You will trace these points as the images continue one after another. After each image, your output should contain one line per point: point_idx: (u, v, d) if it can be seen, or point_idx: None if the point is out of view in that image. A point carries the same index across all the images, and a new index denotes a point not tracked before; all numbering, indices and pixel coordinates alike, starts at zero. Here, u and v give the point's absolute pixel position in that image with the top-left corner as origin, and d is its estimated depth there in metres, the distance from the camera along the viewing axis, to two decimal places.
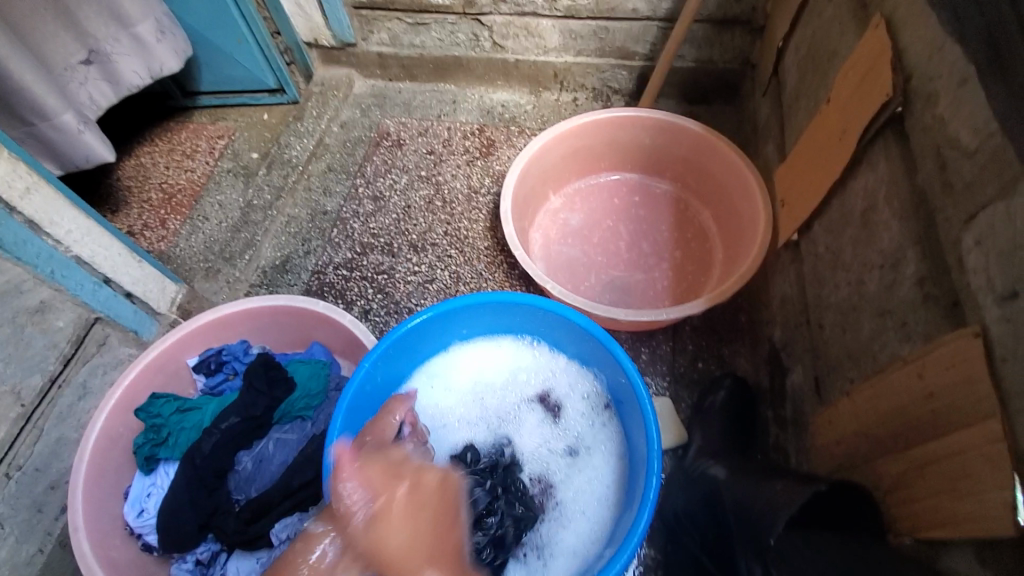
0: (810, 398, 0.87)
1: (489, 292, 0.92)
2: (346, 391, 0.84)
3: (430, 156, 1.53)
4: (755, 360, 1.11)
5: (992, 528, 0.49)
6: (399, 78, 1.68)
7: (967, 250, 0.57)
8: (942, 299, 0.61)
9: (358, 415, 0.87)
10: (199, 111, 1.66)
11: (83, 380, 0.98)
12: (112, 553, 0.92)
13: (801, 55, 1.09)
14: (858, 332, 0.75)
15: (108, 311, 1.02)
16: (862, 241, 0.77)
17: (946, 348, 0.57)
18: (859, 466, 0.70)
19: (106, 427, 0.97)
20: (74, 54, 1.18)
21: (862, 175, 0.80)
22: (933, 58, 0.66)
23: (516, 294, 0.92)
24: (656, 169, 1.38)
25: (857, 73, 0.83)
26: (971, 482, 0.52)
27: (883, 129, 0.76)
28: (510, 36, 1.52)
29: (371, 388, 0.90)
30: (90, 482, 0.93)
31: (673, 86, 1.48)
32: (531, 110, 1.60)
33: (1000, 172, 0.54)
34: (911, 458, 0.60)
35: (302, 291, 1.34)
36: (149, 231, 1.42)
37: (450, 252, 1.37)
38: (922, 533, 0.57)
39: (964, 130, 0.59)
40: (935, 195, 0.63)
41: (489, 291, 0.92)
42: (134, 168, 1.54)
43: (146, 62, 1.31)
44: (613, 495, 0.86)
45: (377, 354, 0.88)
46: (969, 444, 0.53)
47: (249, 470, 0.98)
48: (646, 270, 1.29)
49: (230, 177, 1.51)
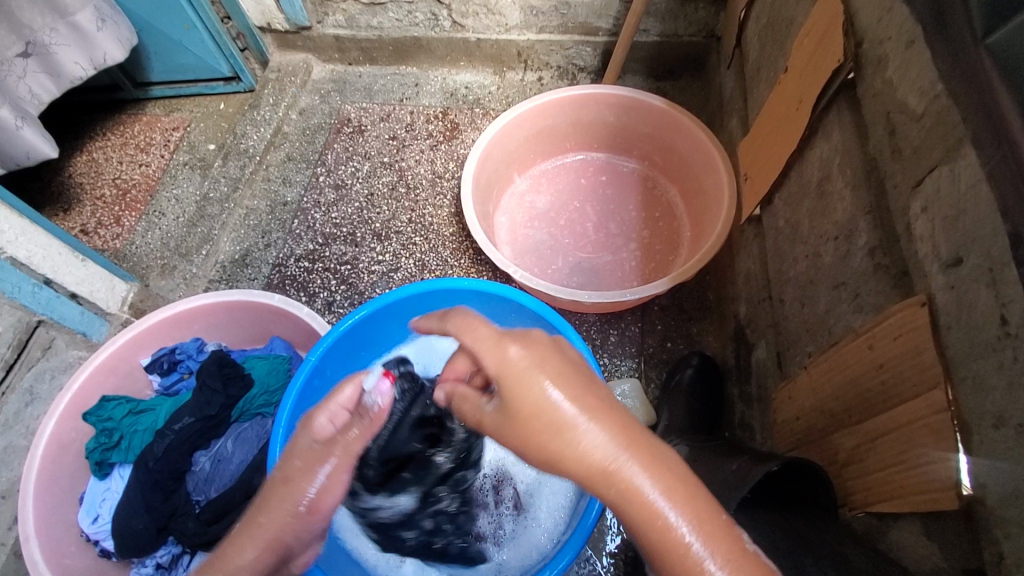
0: (773, 373, 0.86)
1: (437, 280, 0.90)
2: (294, 384, 0.82)
3: (392, 142, 1.49)
4: (722, 338, 1.09)
5: (935, 500, 0.48)
6: (359, 61, 1.63)
7: (915, 217, 0.56)
8: (892, 269, 0.59)
9: (305, 406, 0.85)
10: (152, 102, 1.60)
11: (29, 386, 0.95)
12: (66, 561, 0.90)
13: (761, 24, 1.06)
14: (814, 306, 0.74)
15: (51, 314, 0.98)
16: (819, 212, 0.75)
17: (894, 319, 0.56)
18: (816, 441, 0.69)
19: (56, 432, 0.94)
20: (11, 46, 1.12)
21: (818, 145, 0.78)
22: (883, 20, 0.64)
23: (463, 280, 0.91)
24: (621, 147, 1.35)
25: (811, 40, 0.80)
26: (915, 454, 0.51)
27: (837, 95, 0.73)
28: (470, 15, 1.47)
29: (320, 380, 0.89)
30: (41, 490, 0.91)
31: (639, 61, 1.45)
32: (495, 92, 1.57)
33: (945, 135, 0.52)
34: (864, 431, 0.59)
35: (263, 285, 1.31)
36: (103, 230, 1.37)
37: (415, 239, 1.34)
38: (872, 507, 0.57)
39: (912, 94, 0.57)
40: (886, 162, 0.62)
41: (435, 279, 0.90)
42: (86, 164, 1.48)
43: (87, 52, 1.25)
44: None
45: (326, 347, 0.86)
46: (915, 415, 0.52)
47: (207, 471, 0.94)
48: (614, 251, 1.26)
49: (187, 170, 1.46)
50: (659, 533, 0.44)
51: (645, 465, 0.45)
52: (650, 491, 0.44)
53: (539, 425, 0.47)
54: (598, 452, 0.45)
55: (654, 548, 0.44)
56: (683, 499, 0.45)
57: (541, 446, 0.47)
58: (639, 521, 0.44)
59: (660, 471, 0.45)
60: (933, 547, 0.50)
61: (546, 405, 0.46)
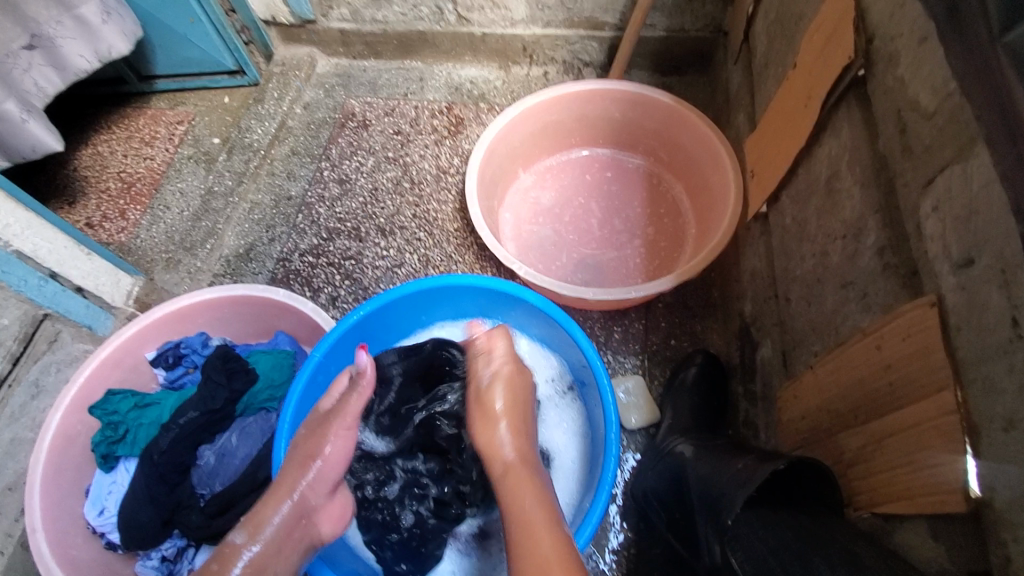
0: (778, 372, 0.86)
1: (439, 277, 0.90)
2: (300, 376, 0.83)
3: (397, 137, 1.49)
4: (727, 336, 1.09)
5: (944, 501, 0.48)
6: (364, 55, 1.62)
7: (925, 216, 0.55)
8: (901, 269, 0.59)
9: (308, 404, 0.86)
10: (157, 95, 1.60)
11: (35, 379, 0.96)
12: (72, 552, 0.90)
13: (770, 19, 1.04)
14: (822, 305, 0.73)
15: (57, 307, 0.99)
16: (827, 210, 0.75)
17: (903, 319, 0.55)
18: (822, 440, 0.69)
19: (62, 425, 0.94)
20: (15, 40, 1.12)
21: (827, 143, 0.77)
22: (895, 16, 0.63)
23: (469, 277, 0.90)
24: (627, 143, 1.34)
25: (821, 35, 0.79)
26: (924, 455, 0.50)
27: (848, 91, 0.72)
28: (475, 9, 1.46)
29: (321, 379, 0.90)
30: (48, 484, 0.91)
31: (645, 56, 1.44)
32: (499, 86, 1.56)
33: (957, 134, 0.52)
34: (870, 432, 0.59)
35: (267, 280, 1.31)
36: (107, 223, 1.38)
37: (419, 235, 1.34)
38: (878, 508, 0.57)
39: (924, 92, 0.57)
40: (896, 160, 0.61)
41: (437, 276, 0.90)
42: (91, 157, 1.49)
43: (92, 45, 1.24)
44: (581, 462, 0.86)
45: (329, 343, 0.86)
46: (924, 417, 0.51)
47: (212, 465, 0.94)
48: (618, 247, 1.26)
49: (191, 164, 1.46)
50: (523, 525, 0.62)
51: (544, 498, 0.66)
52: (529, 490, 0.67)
53: (489, 419, 0.76)
54: (512, 459, 0.72)
55: (517, 527, 0.62)
56: (553, 530, 0.61)
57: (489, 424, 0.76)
58: (509, 511, 0.65)
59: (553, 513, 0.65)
60: (939, 548, 0.50)
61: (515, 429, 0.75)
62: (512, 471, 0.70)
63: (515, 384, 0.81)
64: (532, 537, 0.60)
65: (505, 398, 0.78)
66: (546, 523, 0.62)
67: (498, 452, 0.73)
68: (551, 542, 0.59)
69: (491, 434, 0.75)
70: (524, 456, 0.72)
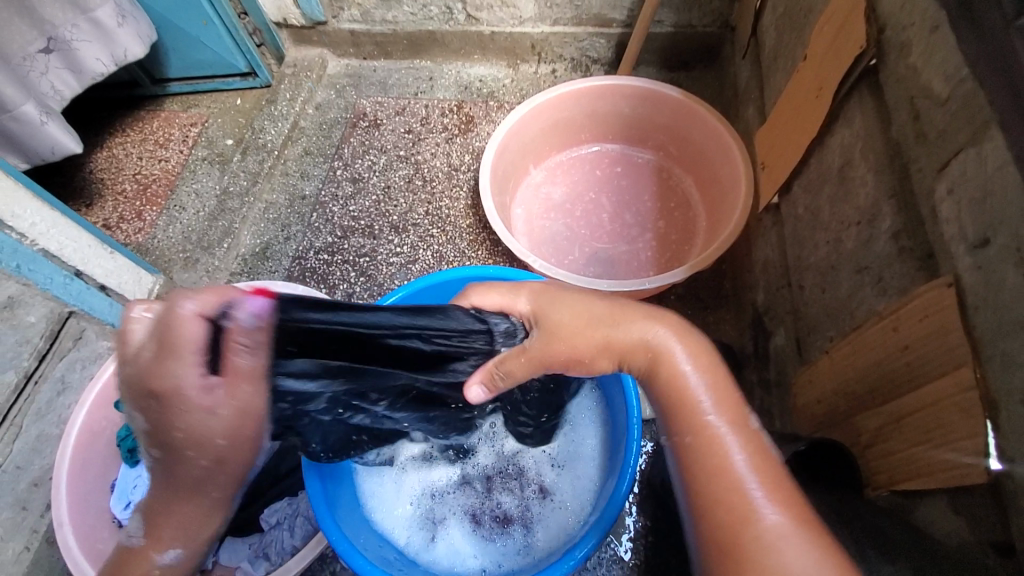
0: (793, 360, 0.87)
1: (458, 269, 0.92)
2: None
3: (408, 136, 1.50)
4: (740, 326, 1.10)
5: (964, 476, 0.49)
6: (373, 56, 1.64)
7: (940, 200, 0.56)
8: (916, 253, 0.60)
9: None
10: (170, 98, 1.62)
11: (61, 375, 0.98)
12: (98, 546, 0.92)
13: (778, 13, 1.06)
14: (836, 291, 0.75)
15: (81, 304, 1.00)
16: (840, 197, 0.76)
17: (920, 301, 0.56)
18: (839, 423, 0.70)
19: (87, 421, 0.96)
20: (33, 42, 1.14)
21: (839, 132, 0.78)
22: (906, 5, 0.64)
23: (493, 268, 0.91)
24: (636, 138, 1.36)
25: (832, 27, 0.81)
26: (943, 432, 0.52)
27: (860, 81, 0.74)
28: (484, 8, 1.48)
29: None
30: (73, 478, 0.93)
31: (652, 52, 1.45)
32: (508, 84, 1.57)
33: (971, 118, 0.53)
34: (888, 413, 0.61)
35: (283, 278, 1.33)
36: (124, 224, 1.40)
37: (432, 231, 1.35)
38: (897, 486, 0.58)
39: (936, 79, 0.58)
40: (909, 146, 0.62)
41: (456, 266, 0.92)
42: (106, 160, 1.51)
43: (108, 49, 1.27)
44: (600, 448, 0.86)
45: None
46: (942, 395, 0.53)
47: None
48: (630, 242, 1.27)
49: (206, 165, 1.48)
50: (721, 472, 0.55)
51: (738, 431, 0.57)
52: (715, 424, 0.57)
53: (575, 324, 0.63)
54: (671, 370, 0.60)
55: (711, 482, 0.55)
56: (761, 472, 0.54)
57: (577, 337, 0.63)
58: (700, 457, 0.56)
59: (748, 442, 0.56)
60: (960, 522, 0.51)
61: (598, 312, 0.64)
62: (677, 392, 0.60)
63: (547, 294, 0.67)
64: (735, 486, 0.53)
65: (563, 305, 0.65)
66: (755, 472, 0.54)
67: (659, 363, 0.61)
68: (766, 492, 0.53)
69: (589, 337, 0.63)
70: (683, 365, 0.61)
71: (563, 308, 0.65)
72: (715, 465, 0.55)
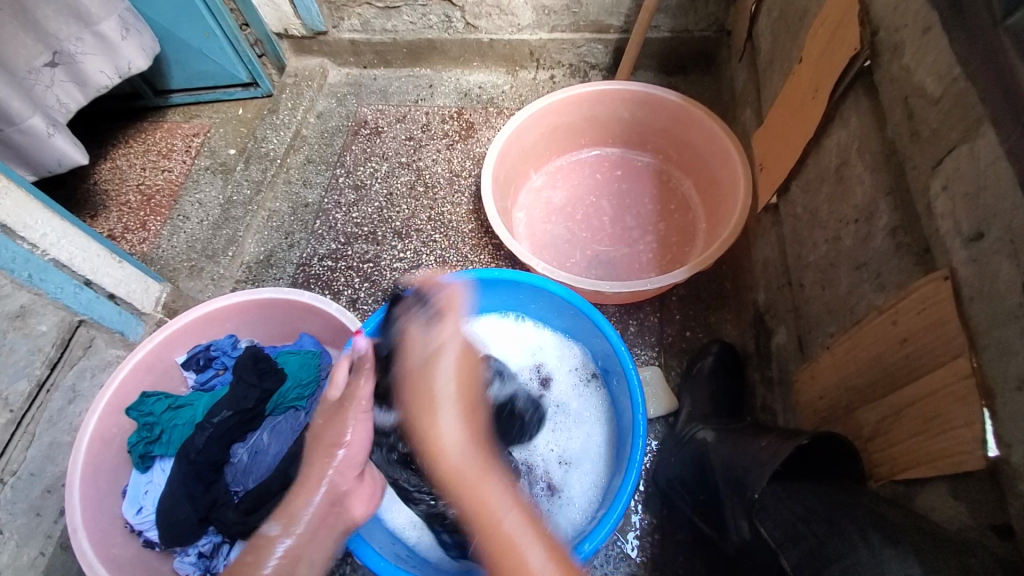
0: (795, 357, 0.89)
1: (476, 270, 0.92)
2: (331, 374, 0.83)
3: (409, 143, 1.52)
4: (741, 325, 1.11)
5: (963, 463, 0.51)
6: (374, 64, 1.66)
7: (935, 195, 0.58)
8: (913, 247, 0.62)
9: None
10: (173, 109, 1.64)
11: (71, 384, 0.99)
12: (114, 550, 0.93)
13: (773, 17, 1.08)
14: (836, 287, 0.76)
15: (91, 313, 1.02)
16: (838, 196, 0.78)
17: (918, 294, 0.58)
18: (841, 417, 0.72)
19: (98, 428, 0.97)
20: (37, 56, 1.16)
21: (835, 132, 0.80)
22: (899, 8, 0.66)
23: (513, 272, 0.92)
24: (635, 141, 1.37)
25: (826, 30, 0.83)
26: (942, 420, 0.53)
27: (855, 82, 0.75)
28: (483, 16, 1.50)
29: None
30: (86, 483, 0.94)
31: (650, 57, 1.47)
32: (508, 91, 1.59)
33: (964, 116, 0.54)
34: (890, 404, 0.62)
35: (288, 285, 1.34)
36: (130, 234, 1.41)
37: (435, 237, 1.37)
38: (899, 475, 0.59)
39: (929, 78, 0.60)
40: (904, 145, 0.64)
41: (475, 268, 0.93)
42: (110, 171, 1.52)
43: (112, 61, 1.28)
44: (606, 445, 0.89)
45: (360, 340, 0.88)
46: (940, 385, 0.54)
47: (245, 463, 0.98)
48: (631, 244, 1.29)
49: (209, 174, 1.50)
50: (484, 529, 0.64)
51: (483, 496, 0.66)
52: (488, 501, 0.65)
53: (430, 398, 0.71)
54: (448, 436, 0.68)
55: (484, 534, 0.65)
56: (494, 536, 0.64)
57: (427, 398, 0.71)
58: (473, 516, 0.65)
59: (500, 499, 0.66)
60: (962, 508, 0.53)
61: (443, 381, 0.73)
62: (451, 463, 0.67)
63: (468, 353, 0.77)
64: (493, 529, 0.64)
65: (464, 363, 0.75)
66: (514, 526, 0.65)
67: (437, 435, 0.68)
68: (509, 521, 0.65)
69: (431, 422, 0.69)
70: (469, 431, 0.70)
71: (460, 368, 0.74)
72: (483, 525, 0.64)
